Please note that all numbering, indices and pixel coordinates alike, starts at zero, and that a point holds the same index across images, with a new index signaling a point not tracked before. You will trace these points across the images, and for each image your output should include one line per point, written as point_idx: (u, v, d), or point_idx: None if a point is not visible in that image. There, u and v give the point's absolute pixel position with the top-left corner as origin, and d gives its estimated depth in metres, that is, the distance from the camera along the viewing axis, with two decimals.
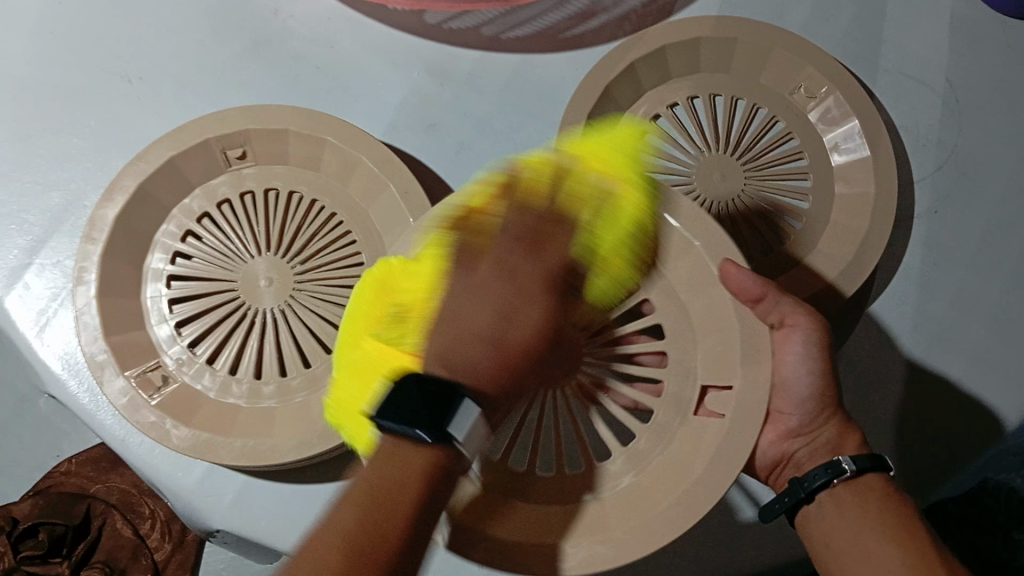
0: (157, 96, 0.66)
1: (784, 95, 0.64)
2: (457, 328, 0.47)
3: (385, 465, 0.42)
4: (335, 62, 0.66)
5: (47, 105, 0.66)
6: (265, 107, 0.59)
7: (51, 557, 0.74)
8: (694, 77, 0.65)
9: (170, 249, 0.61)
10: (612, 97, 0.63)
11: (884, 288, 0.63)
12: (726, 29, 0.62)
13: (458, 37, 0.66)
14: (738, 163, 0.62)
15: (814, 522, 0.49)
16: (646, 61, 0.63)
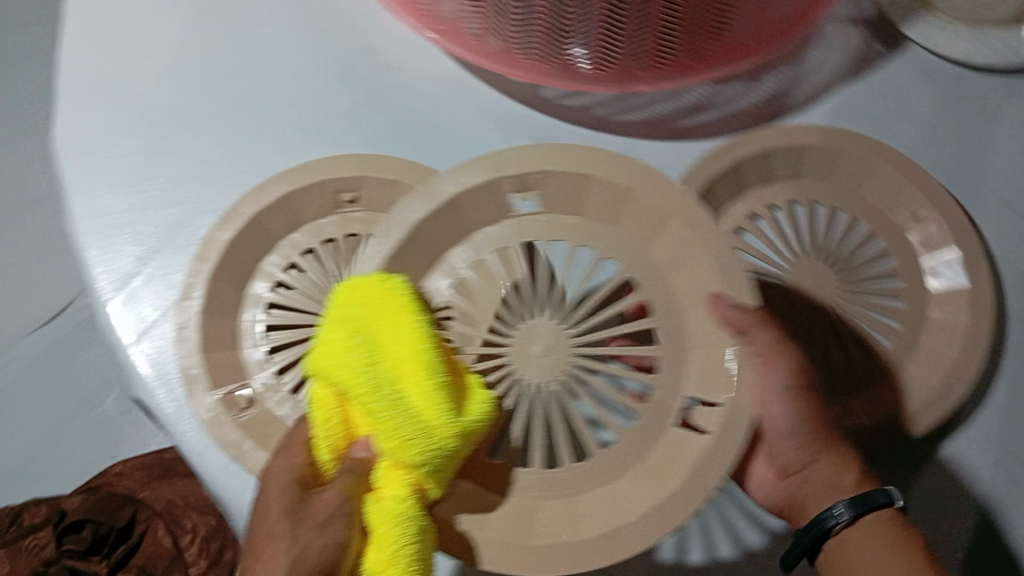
0: (278, 133, 0.69)
1: (885, 213, 0.65)
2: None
3: None
4: (450, 123, 0.69)
5: (175, 129, 0.69)
6: (377, 158, 0.63)
7: (91, 555, 0.82)
8: (798, 182, 0.66)
9: (273, 277, 0.64)
10: (714, 192, 0.65)
11: (970, 424, 0.61)
12: (833, 141, 0.64)
13: (568, 113, 0.69)
14: (830, 272, 0.64)
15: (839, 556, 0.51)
16: (750, 162, 0.65)
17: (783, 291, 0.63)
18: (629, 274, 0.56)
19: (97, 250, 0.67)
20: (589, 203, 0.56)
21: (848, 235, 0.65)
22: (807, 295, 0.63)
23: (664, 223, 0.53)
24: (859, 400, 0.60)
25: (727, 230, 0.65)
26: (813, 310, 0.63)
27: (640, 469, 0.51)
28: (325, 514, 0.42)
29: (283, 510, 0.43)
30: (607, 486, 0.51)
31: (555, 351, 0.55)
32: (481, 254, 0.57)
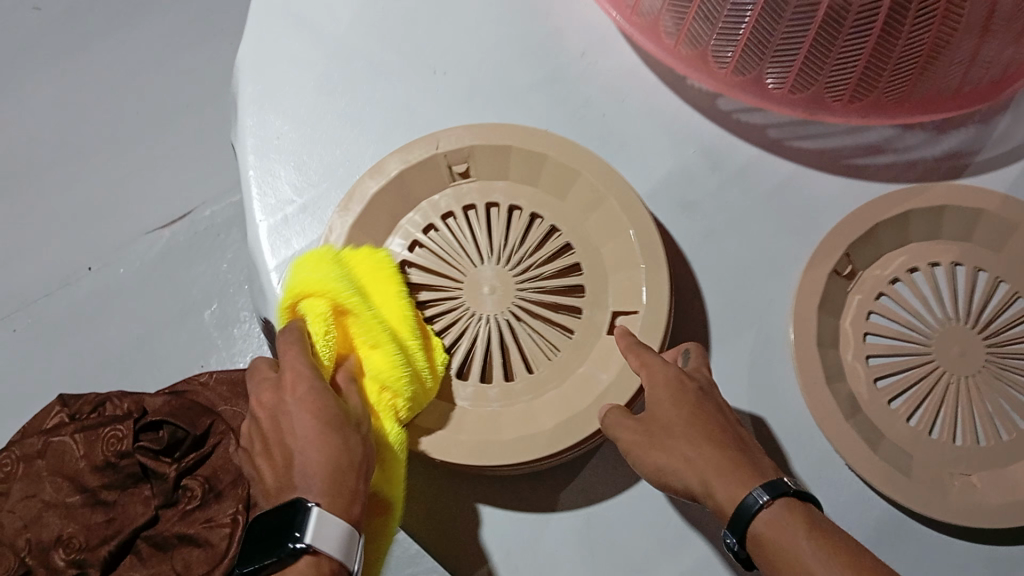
0: (451, 93, 0.70)
1: None
2: (300, 468, 0.48)
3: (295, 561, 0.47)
4: (621, 115, 0.69)
5: (356, 70, 0.70)
6: (492, 128, 0.64)
7: (163, 455, 0.76)
8: (964, 245, 0.64)
9: (410, 236, 0.66)
10: (876, 235, 0.63)
11: None
12: (1013, 210, 0.62)
13: (742, 129, 0.68)
14: (980, 342, 0.61)
15: (762, 555, 0.46)
16: (922, 213, 0.63)
17: (929, 353, 0.61)
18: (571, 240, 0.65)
19: (258, 173, 0.68)
20: (572, 189, 0.65)
21: (1002, 309, 0.62)
22: (951, 360, 0.61)
23: (618, 222, 0.62)
24: (984, 475, 0.59)
25: (881, 278, 0.64)
26: (954, 375, 0.61)
27: (561, 392, 0.60)
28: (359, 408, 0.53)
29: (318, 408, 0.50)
30: (553, 393, 0.60)
31: (500, 291, 0.63)
32: (505, 200, 0.66)
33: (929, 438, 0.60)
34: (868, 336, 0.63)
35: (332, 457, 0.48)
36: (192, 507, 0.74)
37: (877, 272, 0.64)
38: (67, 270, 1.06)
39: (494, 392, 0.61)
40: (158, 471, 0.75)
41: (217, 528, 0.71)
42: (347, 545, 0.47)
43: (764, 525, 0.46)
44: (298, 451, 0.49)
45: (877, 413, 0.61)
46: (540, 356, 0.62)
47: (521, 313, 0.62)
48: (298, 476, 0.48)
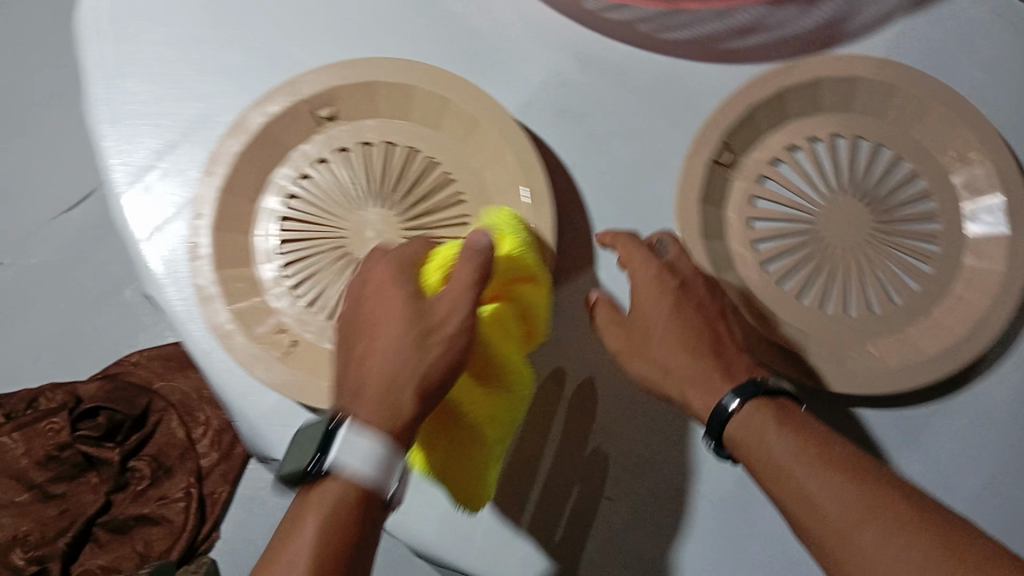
0: (307, 28, 0.66)
1: (931, 154, 0.62)
2: (369, 389, 0.44)
3: (299, 516, 0.42)
4: (485, 27, 0.66)
5: (203, 19, 0.66)
6: (356, 64, 0.60)
7: (106, 441, 0.87)
8: (842, 115, 0.63)
9: (285, 190, 0.62)
10: (753, 119, 0.62)
11: (984, 373, 0.61)
12: (888, 75, 0.60)
13: (612, 27, 0.65)
14: (865, 213, 0.61)
15: (738, 455, 0.49)
16: (797, 89, 0.61)
17: (815, 230, 0.61)
18: (450, 171, 0.61)
19: (115, 140, 0.65)
20: (444, 118, 0.61)
21: (887, 174, 0.62)
22: (837, 231, 0.61)
23: (498, 148, 0.60)
24: (881, 344, 0.59)
25: (761, 160, 0.63)
26: (841, 248, 0.61)
27: None
28: (450, 313, 0.46)
29: (408, 314, 0.46)
30: None
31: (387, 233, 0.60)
32: (379, 139, 0.62)
33: (823, 314, 0.60)
34: (753, 222, 0.62)
35: (391, 370, 0.44)
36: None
37: (757, 155, 0.63)
38: None
39: None
40: (102, 457, 0.86)
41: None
42: (384, 469, 0.42)
43: (739, 427, 0.49)
44: (375, 366, 0.45)
45: (769, 295, 0.60)
46: None
47: None
48: (365, 399, 0.44)
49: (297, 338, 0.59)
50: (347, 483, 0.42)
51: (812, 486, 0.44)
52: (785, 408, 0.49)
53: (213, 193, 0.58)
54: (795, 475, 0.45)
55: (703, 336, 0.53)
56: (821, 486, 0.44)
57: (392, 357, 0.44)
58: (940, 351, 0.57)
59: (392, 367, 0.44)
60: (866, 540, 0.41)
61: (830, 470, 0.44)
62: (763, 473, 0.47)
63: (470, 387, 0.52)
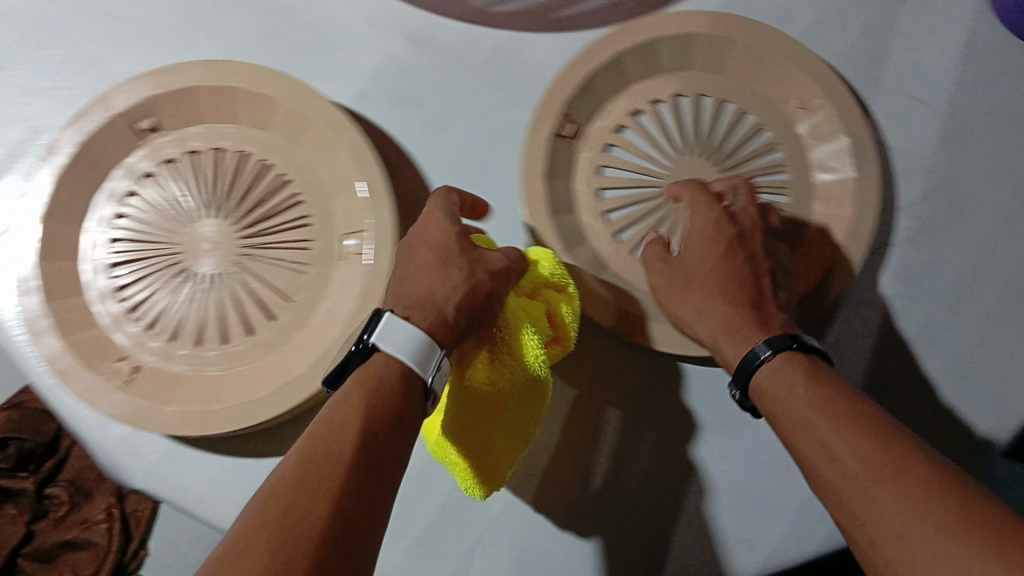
0: (128, 39, 0.63)
1: (774, 104, 0.61)
2: (410, 296, 0.48)
3: (349, 389, 0.43)
4: (312, 18, 0.63)
5: (14, 38, 0.63)
6: (168, 70, 0.57)
7: (18, 472, 0.60)
8: (683, 74, 0.62)
9: (113, 209, 0.59)
10: (591, 87, 0.60)
11: (842, 320, 0.61)
12: (722, 29, 0.59)
13: (442, 5, 0.63)
14: (714, 171, 0.60)
15: (761, 405, 0.47)
16: (633, 52, 0.60)
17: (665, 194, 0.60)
18: (283, 171, 0.59)
19: None
20: (271, 117, 0.59)
21: (733, 129, 0.61)
22: None
23: (328, 144, 0.58)
24: None
25: (606, 128, 0.62)
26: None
27: (306, 332, 0.57)
28: (499, 266, 0.51)
29: (456, 252, 0.50)
30: (302, 334, 0.57)
31: (225, 245, 0.58)
32: (205, 145, 0.59)
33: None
34: (604, 192, 0.61)
35: (442, 289, 0.47)
36: (63, 513, 0.59)
37: (601, 123, 0.62)
38: None
39: (240, 350, 0.57)
40: (14, 489, 0.59)
41: (97, 524, 0.58)
42: (424, 350, 0.44)
43: (764, 376, 0.47)
44: (416, 283, 0.48)
45: (623, 265, 0.60)
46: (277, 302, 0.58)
47: (249, 263, 0.58)
48: (411, 300, 0.47)
49: (140, 363, 0.57)
50: (391, 361, 0.44)
51: (835, 443, 0.41)
52: (816, 367, 0.46)
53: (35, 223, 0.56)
54: (818, 432, 0.42)
55: (747, 291, 0.51)
56: (845, 443, 0.40)
57: (432, 277, 0.48)
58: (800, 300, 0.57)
59: (433, 287, 0.47)
60: (881, 493, 0.38)
61: (901, 466, 0.38)
62: (784, 421, 0.44)
63: (484, 369, 0.50)
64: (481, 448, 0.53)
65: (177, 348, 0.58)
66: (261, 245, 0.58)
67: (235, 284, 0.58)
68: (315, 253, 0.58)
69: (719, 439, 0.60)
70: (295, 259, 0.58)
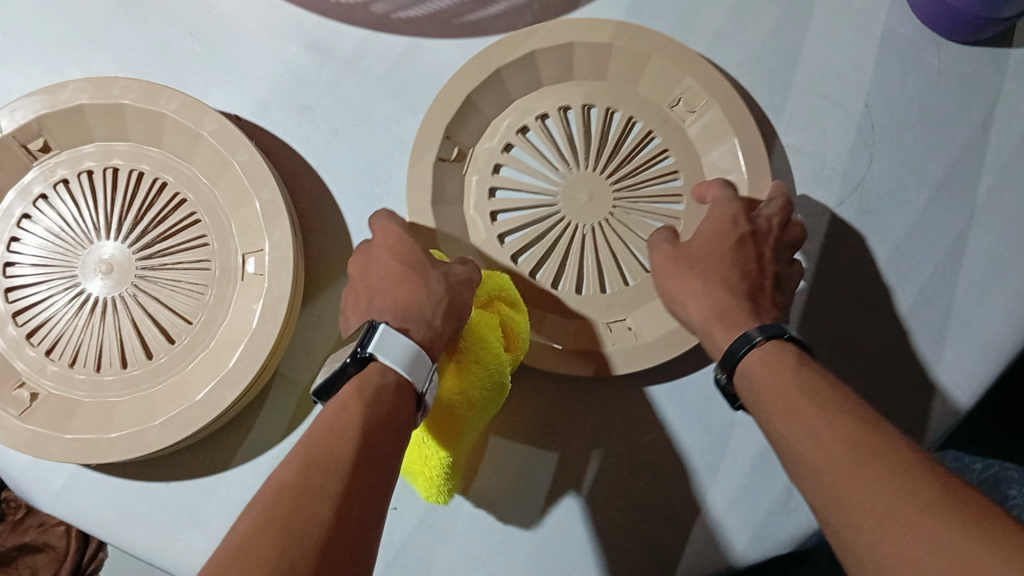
0: (19, 57, 0.62)
1: (663, 109, 0.60)
2: (387, 308, 0.48)
3: (351, 396, 0.41)
4: (208, 29, 0.62)
5: None
6: (52, 88, 0.55)
7: None
8: (567, 84, 0.60)
9: (7, 234, 0.57)
10: (472, 106, 0.58)
11: None
12: (601, 35, 0.57)
13: (344, 12, 0.61)
14: (608, 185, 0.59)
15: (747, 389, 0.44)
16: (510, 67, 0.57)
17: (560, 212, 0.58)
18: (180, 190, 0.58)
19: None
20: (164, 133, 0.57)
21: (623, 138, 0.60)
22: (582, 211, 0.58)
23: (221, 161, 0.56)
24: (639, 316, 0.59)
25: (492, 150, 0.60)
26: (587, 226, 0.58)
27: (206, 354, 0.55)
28: (465, 279, 0.51)
29: (425, 261, 0.50)
30: (202, 356, 0.55)
31: (121, 268, 0.56)
32: (98, 166, 0.58)
33: (579, 297, 0.59)
34: (498, 215, 0.60)
35: (419, 297, 0.48)
36: (20, 516, 0.63)
37: (487, 144, 0.60)
38: None
39: (141, 374, 0.56)
40: None
41: (54, 527, 0.63)
42: (416, 359, 0.44)
43: (754, 359, 0.44)
44: (391, 299, 0.48)
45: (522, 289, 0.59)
46: (176, 324, 0.56)
47: (146, 285, 0.56)
48: (390, 313, 0.47)
49: (38, 389, 0.56)
50: (388, 370, 0.43)
51: (820, 428, 0.38)
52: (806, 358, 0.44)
53: None
54: (802, 421, 0.39)
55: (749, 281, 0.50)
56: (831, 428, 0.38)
57: (409, 289, 0.49)
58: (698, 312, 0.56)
59: (405, 299, 0.48)
60: (865, 478, 0.35)
61: (897, 456, 0.35)
62: (769, 404, 0.41)
63: (455, 377, 0.50)
64: (448, 457, 0.52)
65: (75, 376, 0.56)
66: (159, 266, 0.57)
67: (133, 308, 0.56)
68: (214, 273, 0.57)
69: (637, 452, 0.59)
70: (193, 280, 0.57)
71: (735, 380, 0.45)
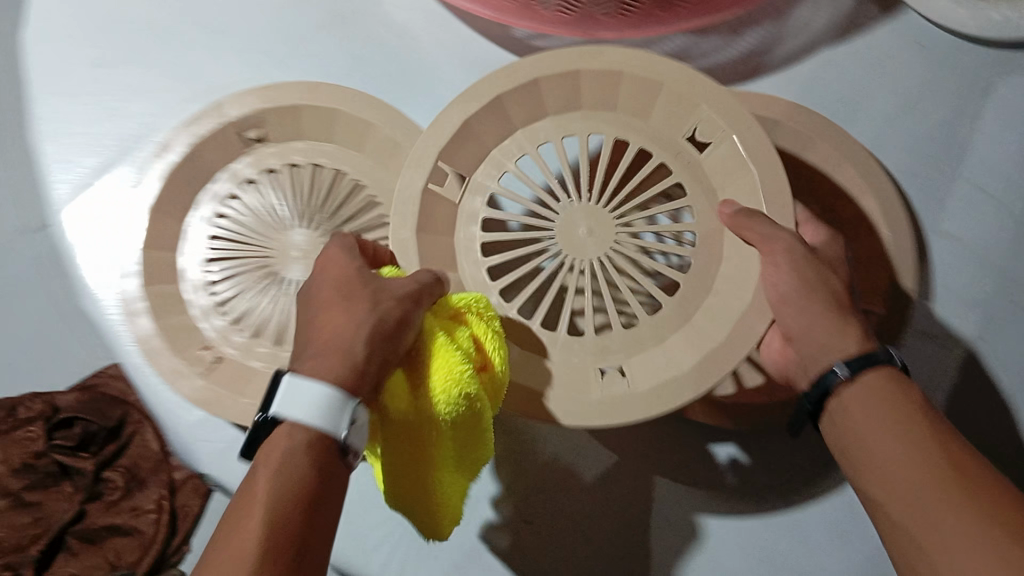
0: (234, 52, 0.66)
1: (677, 139, 0.53)
2: (319, 347, 0.40)
3: (258, 463, 0.37)
4: (409, 52, 0.65)
5: (135, 37, 0.67)
6: (276, 87, 0.61)
7: (78, 452, 0.58)
8: (575, 111, 0.54)
9: (215, 208, 0.63)
10: (471, 133, 0.52)
11: None
12: (598, 57, 0.50)
13: (538, 53, 0.65)
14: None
15: (839, 421, 0.44)
16: (513, 95, 0.51)
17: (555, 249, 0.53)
18: (376, 194, 0.63)
19: (54, 158, 0.66)
20: (369, 140, 0.62)
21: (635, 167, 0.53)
22: (580, 245, 0.52)
23: None
24: (637, 364, 0.50)
25: (485, 183, 0.55)
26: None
27: None
28: (412, 290, 0.44)
29: (357, 279, 0.43)
30: None
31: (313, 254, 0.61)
32: (304, 161, 0.63)
33: (574, 340, 0.52)
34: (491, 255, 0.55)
35: (338, 334, 0.40)
36: (115, 499, 0.57)
37: (484, 174, 0.55)
38: None
39: None
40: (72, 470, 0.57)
41: (147, 513, 0.58)
42: (337, 415, 0.38)
43: (847, 394, 0.43)
44: (325, 330, 0.41)
45: (522, 335, 0.53)
46: None
47: None
48: (314, 358, 0.39)
49: (222, 354, 0.60)
50: (296, 431, 0.37)
51: (916, 484, 0.39)
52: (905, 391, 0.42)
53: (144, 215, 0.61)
54: (886, 459, 0.40)
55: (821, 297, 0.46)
56: (915, 482, 0.39)
57: (349, 319, 0.41)
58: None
59: (334, 332, 0.40)
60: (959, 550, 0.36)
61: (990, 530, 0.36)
62: (862, 448, 0.42)
63: (405, 393, 0.44)
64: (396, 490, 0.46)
65: (257, 347, 0.60)
66: None
67: None
68: None
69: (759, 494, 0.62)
70: None
71: (828, 407, 0.44)
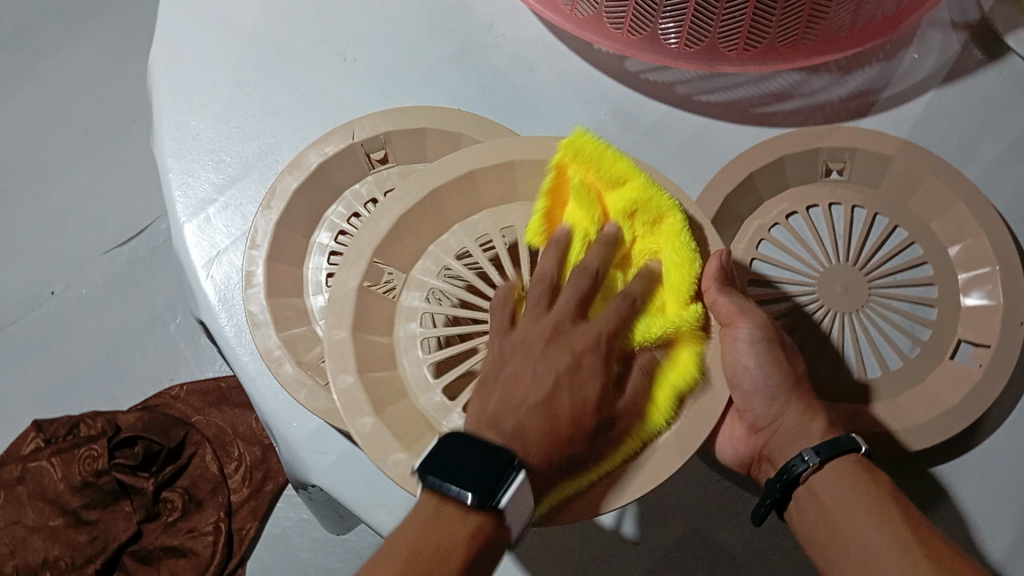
0: (361, 77, 0.69)
1: (927, 223, 0.65)
2: (526, 429, 0.45)
3: (430, 518, 0.42)
4: (528, 83, 0.68)
5: (266, 62, 0.70)
6: (403, 111, 0.64)
7: None
8: (813, 185, 0.67)
9: (336, 227, 0.65)
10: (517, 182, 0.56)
11: (1001, 427, 0.60)
12: (808, 141, 0.64)
13: (650, 87, 0.68)
14: (862, 279, 0.63)
15: (807, 510, 0.49)
16: (762, 173, 0.64)
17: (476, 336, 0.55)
18: None
19: (176, 172, 0.68)
20: None
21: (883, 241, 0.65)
22: None
23: None
24: None
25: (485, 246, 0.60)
26: (846, 317, 0.63)
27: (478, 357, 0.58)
28: (587, 343, 0.49)
29: (550, 327, 0.49)
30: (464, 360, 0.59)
31: None
32: None
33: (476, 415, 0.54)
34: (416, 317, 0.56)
35: (544, 391, 0.46)
36: None
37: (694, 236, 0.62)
38: (29, 293, 1.07)
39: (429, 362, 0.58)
40: None
41: None
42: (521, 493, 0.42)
43: (814, 484, 0.49)
44: (527, 420, 0.45)
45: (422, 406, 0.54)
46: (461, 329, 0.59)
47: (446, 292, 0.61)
48: (516, 419, 0.45)
49: None
50: (469, 517, 0.41)
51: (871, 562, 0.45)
52: (866, 472, 0.48)
53: (270, 227, 0.62)
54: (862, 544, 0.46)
55: (789, 379, 0.52)
56: (884, 561, 0.44)
57: (539, 371, 0.47)
58: (959, 400, 0.58)
59: (539, 394, 0.46)
60: None
61: None
62: (832, 538, 0.47)
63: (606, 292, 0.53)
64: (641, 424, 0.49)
65: None
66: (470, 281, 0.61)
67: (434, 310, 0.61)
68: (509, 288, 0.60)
69: None
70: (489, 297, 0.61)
71: (796, 494, 0.50)
